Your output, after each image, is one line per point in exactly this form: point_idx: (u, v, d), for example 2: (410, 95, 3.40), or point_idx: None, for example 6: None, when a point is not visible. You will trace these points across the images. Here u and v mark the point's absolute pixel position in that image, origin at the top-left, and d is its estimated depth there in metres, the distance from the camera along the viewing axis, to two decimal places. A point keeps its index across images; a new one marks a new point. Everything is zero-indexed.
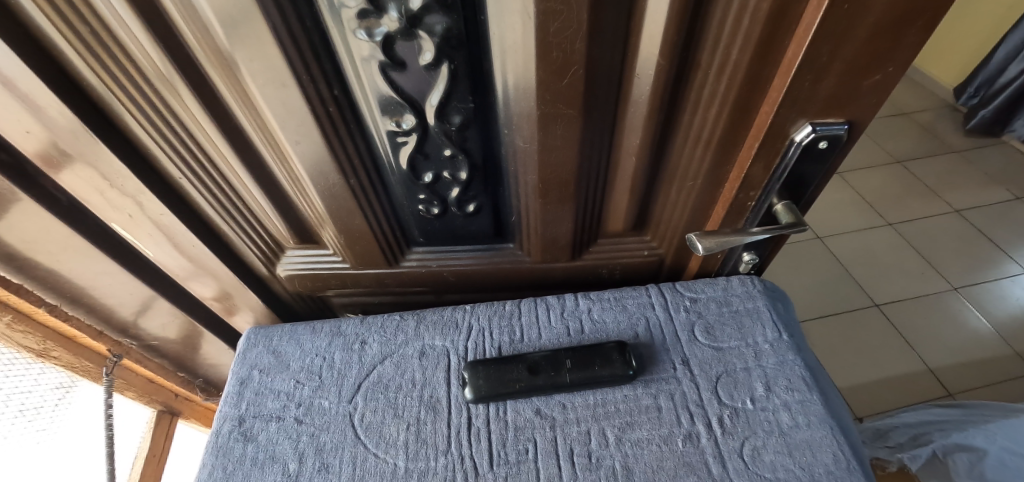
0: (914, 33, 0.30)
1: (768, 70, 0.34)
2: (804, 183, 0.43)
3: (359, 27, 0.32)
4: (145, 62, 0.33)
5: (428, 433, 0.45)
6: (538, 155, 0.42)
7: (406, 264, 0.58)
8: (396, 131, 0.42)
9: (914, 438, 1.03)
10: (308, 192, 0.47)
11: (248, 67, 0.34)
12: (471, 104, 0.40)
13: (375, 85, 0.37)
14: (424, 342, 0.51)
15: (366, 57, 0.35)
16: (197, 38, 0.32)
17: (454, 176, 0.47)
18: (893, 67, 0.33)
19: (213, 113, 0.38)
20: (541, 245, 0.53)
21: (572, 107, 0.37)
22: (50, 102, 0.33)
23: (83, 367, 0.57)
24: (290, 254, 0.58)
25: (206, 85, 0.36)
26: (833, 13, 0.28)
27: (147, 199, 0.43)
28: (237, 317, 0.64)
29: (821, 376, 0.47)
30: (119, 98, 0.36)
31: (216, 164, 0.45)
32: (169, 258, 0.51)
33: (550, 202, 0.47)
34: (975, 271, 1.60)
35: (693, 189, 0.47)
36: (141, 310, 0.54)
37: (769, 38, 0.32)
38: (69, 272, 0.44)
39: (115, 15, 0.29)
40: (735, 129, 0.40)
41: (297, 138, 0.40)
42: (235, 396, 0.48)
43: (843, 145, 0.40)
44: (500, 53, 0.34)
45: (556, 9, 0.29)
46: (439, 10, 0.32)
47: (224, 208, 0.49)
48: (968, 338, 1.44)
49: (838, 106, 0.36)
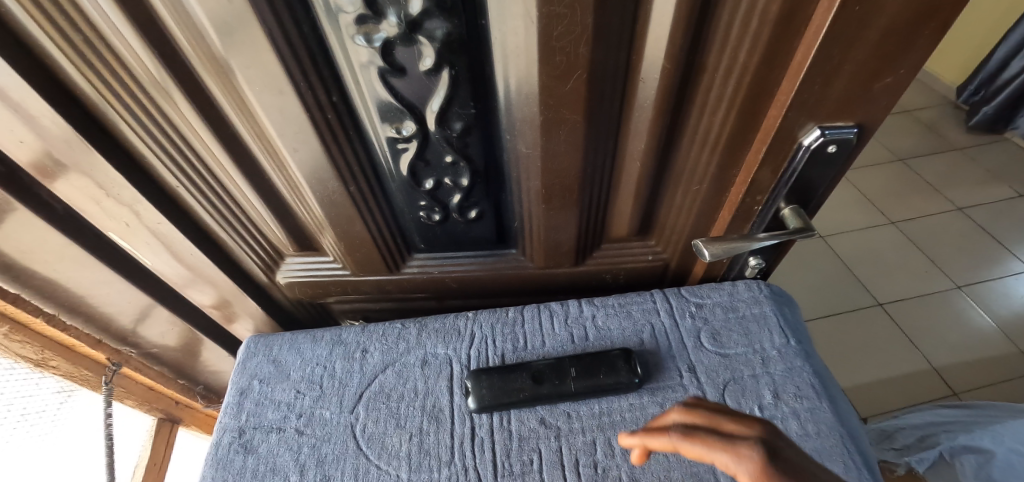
0: (926, 35, 0.30)
1: (775, 73, 0.34)
2: (812, 188, 0.42)
3: (357, 32, 0.32)
4: (139, 70, 0.33)
5: (431, 443, 0.44)
6: (541, 160, 0.41)
7: (408, 270, 0.57)
8: (396, 137, 0.41)
9: (921, 439, 1.02)
10: (307, 198, 0.47)
11: (245, 74, 0.33)
12: (472, 110, 0.39)
13: (374, 91, 0.37)
14: (427, 350, 0.51)
15: (365, 63, 0.34)
16: (193, 45, 0.31)
17: (456, 182, 0.47)
18: (905, 70, 0.32)
19: (209, 121, 0.38)
20: (544, 251, 0.52)
21: (575, 112, 0.36)
22: (43, 112, 0.32)
23: (82, 376, 0.57)
24: (291, 261, 0.58)
25: (202, 93, 0.36)
26: (844, 15, 0.27)
27: (144, 208, 0.43)
28: (237, 325, 0.63)
29: (831, 383, 0.46)
30: (111, 104, 0.35)
31: (214, 172, 0.44)
32: (167, 266, 0.50)
33: (553, 207, 0.46)
34: (979, 269, 1.59)
35: (699, 193, 0.46)
36: (139, 319, 0.54)
37: (778, 40, 0.31)
38: (65, 282, 0.44)
39: (107, 21, 0.28)
40: (741, 134, 0.39)
41: (295, 145, 0.39)
42: (235, 406, 0.48)
43: (853, 148, 0.39)
44: (501, 57, 0.33)
45: (559, 13, 0.28)
46: (439, 15, 0.31)
47: (221, 215, 0.48)
48: (973, 337, 1.43)
49: (847, 110, 0.35)
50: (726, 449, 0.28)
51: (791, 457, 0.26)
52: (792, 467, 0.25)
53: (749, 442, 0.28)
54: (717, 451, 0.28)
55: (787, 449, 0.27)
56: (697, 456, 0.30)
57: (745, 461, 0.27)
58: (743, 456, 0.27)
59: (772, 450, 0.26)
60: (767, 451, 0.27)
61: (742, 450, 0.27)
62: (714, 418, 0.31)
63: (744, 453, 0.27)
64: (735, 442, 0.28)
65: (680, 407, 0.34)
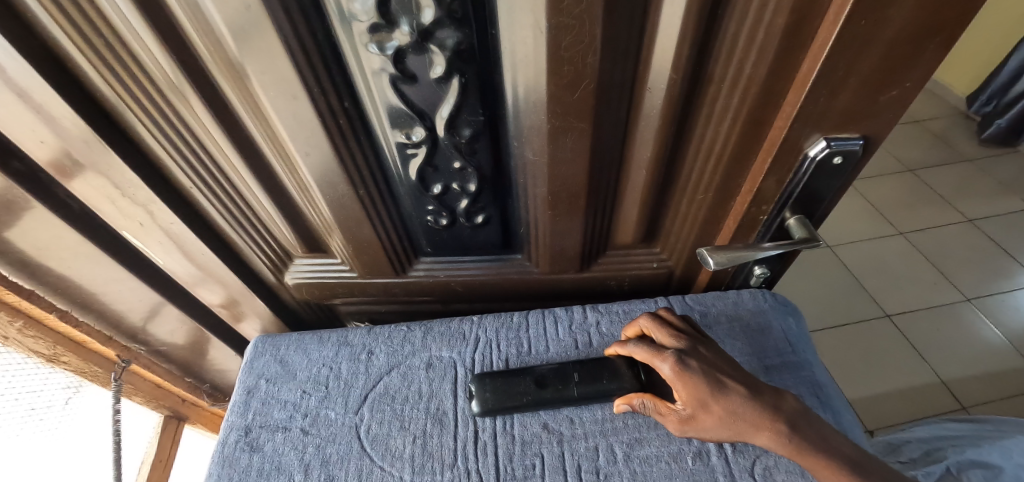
0: (933, 48, 0.30)
1: (781, 85, 0.34)
2: (818, 198, 0.43)
3: (370, 41, 0.32)
4: (157, 73, 0.34)
5: (434, 446, 0.44)
6: (548, 168, 0.41)
7: (414, 273, 0.58)
8: (406, 143, 0.42)
9: (927, 453, 1.00)
10: (317, 201, 0.47)
11: (260, 80, 0.34)
12: (480, 117, 0.40)
13: (385, 97, 0.37)
14: (431, 353, 0.51)
15: (377, 70, 0.35)
16: (210, 51, 0.32)
17: (463, 188, 0.47)
18: (911, 82, 0.33)
19: (223, 123, 0.38)
20: (549, 257, 0.53)
21: (582, 120, 0.37)
22: (64, 113, 0.33)
23: (92, 372, 0.57)
24: (299, 263, 0.59)
25: (218, 96, 0.37)
26: (851, 30, 0.28)
27: (158, 208, 0.44)
28: (244, 324, 0.64)
29: (834, 395, 0.47)
30: (129, 106, 0.36)
31: (227, 174, 0.45)
32: (178, 265, 0.51)
33: (559, 214, 0.47)
34: (990, 282, 1.57)
35: (704, 201, 0.46)
36: (148, 316, 0.54)
37: (784, 52, 0.31)
38: (78, 278, 0.45)
39: (129, 26, 0.30)
40: (747, 144, 0.39)
41: (307, 149, 0.40)
42: (242, 405, 0.48)
43: (859, 160, 0.39)
44: (510, 66, 0.34)
45: (569, 24, 0.29)
46: (451, 24, 0.32)
47: (232, 216, 0.49)
48: (983, 350, 1.41)
49: (853, 122, 0.36)
50: (654, 352, 0.41)
51: (692, 366, 0.39)
52: (688, 370, 0.38)
53: (670, 350, 0.40)
54: (648, 352, 0.41)
55: (693, 361, 0.39)
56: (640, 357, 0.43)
57: (665, 362, 0.39)
58: (664, 361, 0.39)
59: (683, 359, 0.39)
60: (680, 357, 0.39)
61: (665, 356, 0.40)
62: (659, 331, 0.43)
63: (666, 359, 0.40)
64: (662, 350, 0.41)
65: (647, 315, 0.45)
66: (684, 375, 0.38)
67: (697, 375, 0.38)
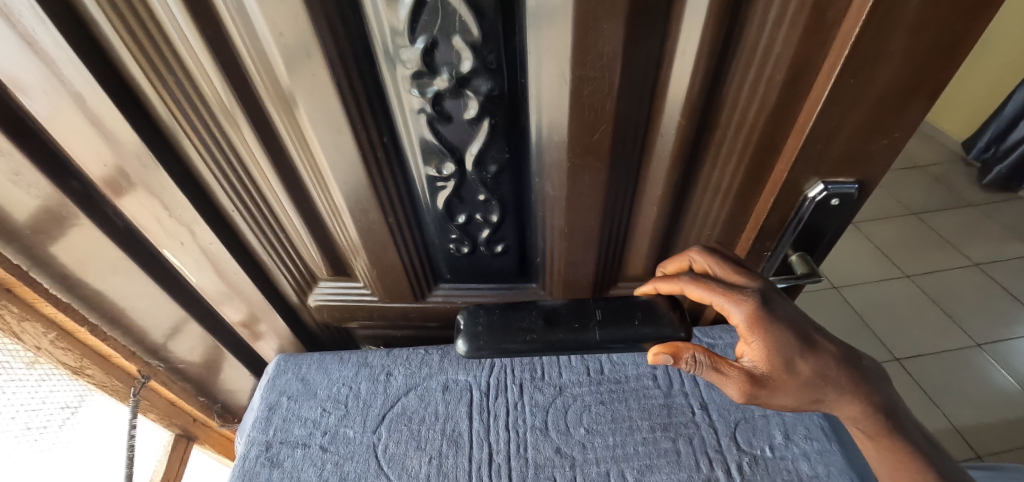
0: (916, 103, 0.33)
1: (781, 131, 0.38)
2: (818, 236, 0.45)
3: (413, 86, 0.37)
4: (218, 107, 0.38)
5: (449, 466, 0.45)
6: (566, 202, 0.45)
7: (432, 299, 0.60)
8: (436, 176, 0.45)
9: None
10: (347, 225, 0.50)
11: (310, 115, 0.38)
12: (506, 154, 0.44)
13: (421, 133, 0.41)
14: (448, 377, 0.52)
15: (416, 110, 0.39)
16: (268, 87, 0.36)
17: (486, 218, 0.50)
18: (900, 132, 0.36)
19: (270, 152, 0.42)
20: (563, 285, 0.55)
21: (600, 159, 0.40)
22: (130, 139, 0.37)
23: (112, 387, 0.59)
24: (322, 285, 0.61)
25: (268, 127, 0.41)
26: (840, 84, 0.32)
27: (199, 228, 0.47)
28: (262, 343, 0.66)
29: None
30: (187, 135, 0.40)
31: (266, 198, 0.49)
32: (208, 282, 0.54)
33: (575, 245, 0.49)
34: (999, 327, 1.56)
35: (711, 236, 0.49)
36: (173, 332, 0.57)
37: (781, 103, 0.35)
38: (117, 292, 0.48)
39: (200, 67, 0.34)
40: (752, 183, 0.43)
41: (344, 178, 0.44)
42: (263, 421, 0.50)
43: (855, 202, 0.42)
44: (536, 109, 0.37)
45: (590, 76, 0.33)
46: (485, 74, 0.36)
47: (266, 237, 0.52)
48: (997, 397, 1.39)
49: (849, 166, 0.39)
50: (730, 292, 0.36)
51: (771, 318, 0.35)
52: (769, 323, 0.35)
53: (747, 293, 0.36)
54: (722, 292, 0.36)
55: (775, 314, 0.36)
56: (700, 296, 0.38)
57: (744, 306, 0.35)
58: (742, 304, 0.35)
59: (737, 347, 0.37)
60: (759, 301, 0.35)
61: (745, 299, 0.36)
62: (720, 269, 0.39)
63: (745, 302, 0.36)
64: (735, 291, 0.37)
65: (705, 253, 0.41)
66: (764, 321, 0.35)
67: (778, 326, 0.35)
